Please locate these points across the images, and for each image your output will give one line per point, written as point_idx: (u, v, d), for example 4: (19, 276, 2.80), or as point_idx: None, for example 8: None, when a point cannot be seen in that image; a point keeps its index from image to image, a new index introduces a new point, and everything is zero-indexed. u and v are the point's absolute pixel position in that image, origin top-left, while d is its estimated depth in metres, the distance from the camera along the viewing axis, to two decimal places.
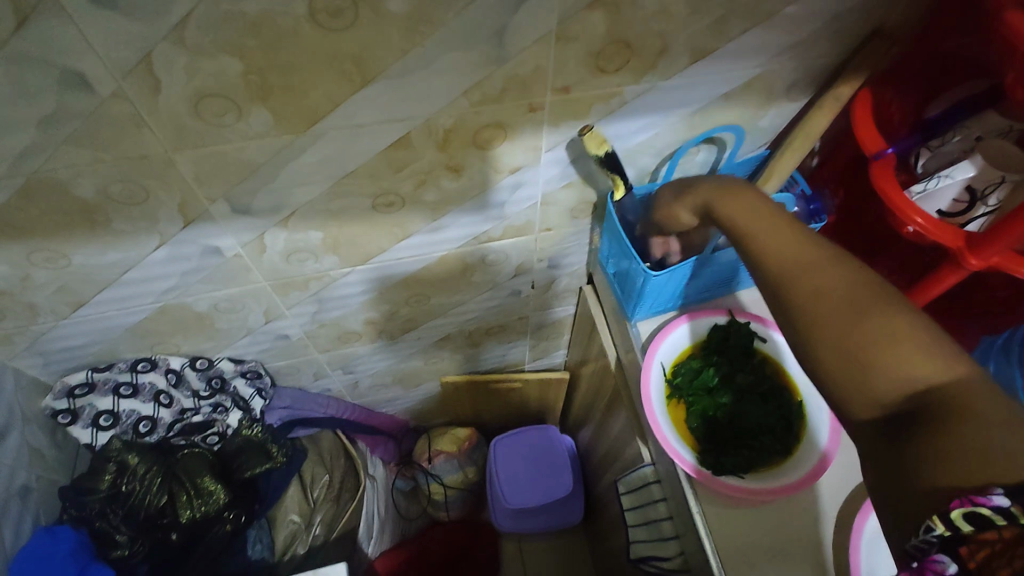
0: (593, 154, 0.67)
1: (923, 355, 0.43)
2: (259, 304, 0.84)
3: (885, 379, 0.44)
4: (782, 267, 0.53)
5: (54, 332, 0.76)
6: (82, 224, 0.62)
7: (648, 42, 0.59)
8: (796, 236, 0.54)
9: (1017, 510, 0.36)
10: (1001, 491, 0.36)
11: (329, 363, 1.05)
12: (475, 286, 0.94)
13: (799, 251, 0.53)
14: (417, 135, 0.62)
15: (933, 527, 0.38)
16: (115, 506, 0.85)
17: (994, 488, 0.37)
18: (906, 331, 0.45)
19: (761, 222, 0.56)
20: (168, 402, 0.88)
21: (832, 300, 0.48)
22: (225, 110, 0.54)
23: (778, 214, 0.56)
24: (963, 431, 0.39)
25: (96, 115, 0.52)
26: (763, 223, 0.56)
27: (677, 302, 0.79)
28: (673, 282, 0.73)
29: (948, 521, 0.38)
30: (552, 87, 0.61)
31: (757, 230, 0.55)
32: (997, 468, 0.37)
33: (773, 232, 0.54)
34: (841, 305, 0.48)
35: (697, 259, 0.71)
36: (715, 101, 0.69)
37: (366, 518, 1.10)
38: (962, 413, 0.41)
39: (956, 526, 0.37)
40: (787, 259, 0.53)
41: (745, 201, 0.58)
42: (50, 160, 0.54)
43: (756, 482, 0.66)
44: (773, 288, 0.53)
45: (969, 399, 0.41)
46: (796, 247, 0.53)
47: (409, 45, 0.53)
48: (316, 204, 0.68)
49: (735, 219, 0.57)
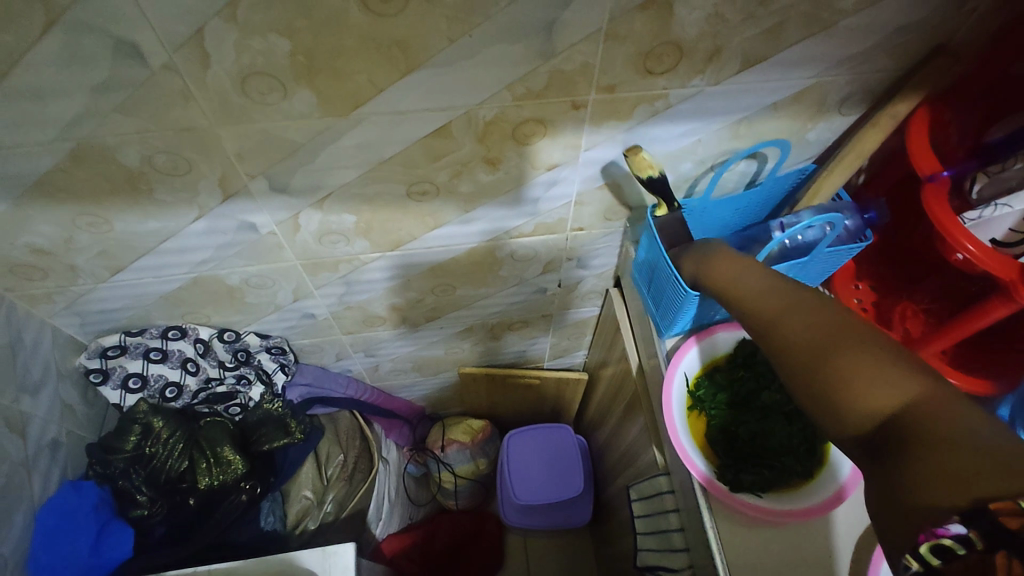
0: (640, 176, 0.66)
1: (885, 389, 0.43)
2: (289, 282, 0.85)
3: (855, 414, 0.44)
4: (758, 320, 0.54)
5: (92, 294, 0.79)
6: (125, 191, 0.64)
7: (698, 46, 0.57)
8: (765, 287, 0.55)
9: (974, 535, 0.34)
10: (959, 519, 0.35)
11: (351, 345, 1.06)
12: (502, 280, 0.94)
13: (767, 301, 0.54)
14: (457, 126, 0.62)
15: (908, 562, 0.37)
16: (138, 467, 0.87)
17: (952, 517, 0.35)
18: (864, 369, 0.44)
19: (736, 273, 0.58)
20: (195, 369, 0.90)
21: (795, 348, 0.49)
22: (270, 88, 0.55)
23: (750, 265, 0.59)
24: (927, 459, 0.38)
25: (146, 86, 0.53)
26: (739, 276, 0.58)
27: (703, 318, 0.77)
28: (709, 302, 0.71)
29: (917, 555, 0.36)
30: (596, 86, 0.60)
31: (733, 287, 0.58)
32: (976, 484, 0.35)
33: (748, 288, 0.57)
34: (805, 350, 0.49)
35: None
36: (762, 110, 0.67)
37: (377, 499, 1.14)
38: (928, 440, 0.39)
39: (925, 559, 0.36)
40: (758, 306, 0.55)
41: (724, 259, 0.61)
42: (99, 126, 0.55)
43: (773, 502, 0.64)
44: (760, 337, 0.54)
45: (935, 420, 0.40)
46: (768, 295, 0.55)
47: (457, 34, 0.52)
48: (351, 187, 0.69)
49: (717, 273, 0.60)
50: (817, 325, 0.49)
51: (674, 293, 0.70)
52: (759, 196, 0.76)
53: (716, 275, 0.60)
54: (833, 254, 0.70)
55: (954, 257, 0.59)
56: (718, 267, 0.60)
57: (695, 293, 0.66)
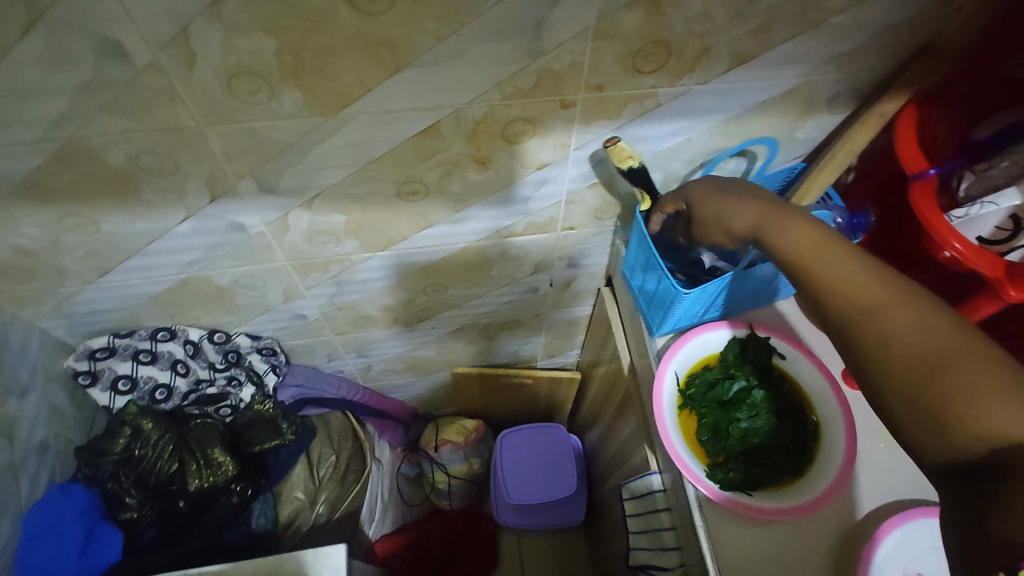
0: (618, 168, 0.65)
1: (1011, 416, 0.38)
2: (279, 282, 0.84)
3: (965, 436, 0.40)
4: (848, 302, 0.49)
5: (80, 295, 0.78)
6: (111, 191, 0.63)
7: (687, 45, 0.57)
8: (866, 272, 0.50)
9: None
10: None
11: (343, 346, 1.06)
12: (493, 280, 0.94)
13: (867, 285, 0.49)
14: (446, 126, 0.62)
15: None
16: (126, 470, 0.86)
17: None
18: (993, 386, 0.40)
19: (821, 251, 0.52)
20: (185, 371, 0.90)
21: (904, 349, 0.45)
22: (257, 88, 0.54)
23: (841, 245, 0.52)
24: None
25: (131, 85, 0.52)
26: (824, 250, 0.52)
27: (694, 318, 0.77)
28: (701, 301, 0.71)
29: None
30: (585, 85, 0.60)
31: (815, 263, 0.52)
32: None
33: (838, 268, 0.51)
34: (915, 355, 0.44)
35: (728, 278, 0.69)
36: (751, 109, 0.67)
37: (369, 501, 1.13)
38: None
39: None
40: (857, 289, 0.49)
41: (804, 232, 0.54)
42: (84, 127, 0.55)
43: (763, 500, 0.65)
44: (843, 325, 0.49)
45: None
46: (868, 281, 0.49)
47: (445, 33, 0.52)
48: (340, 187, 0.68)
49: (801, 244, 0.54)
50: (925, 327, 0.45)
51: (665, 293, 0.70)
52: None
53: (794, 247, 0.54)
54: None
55: (942, 255, 0.59)
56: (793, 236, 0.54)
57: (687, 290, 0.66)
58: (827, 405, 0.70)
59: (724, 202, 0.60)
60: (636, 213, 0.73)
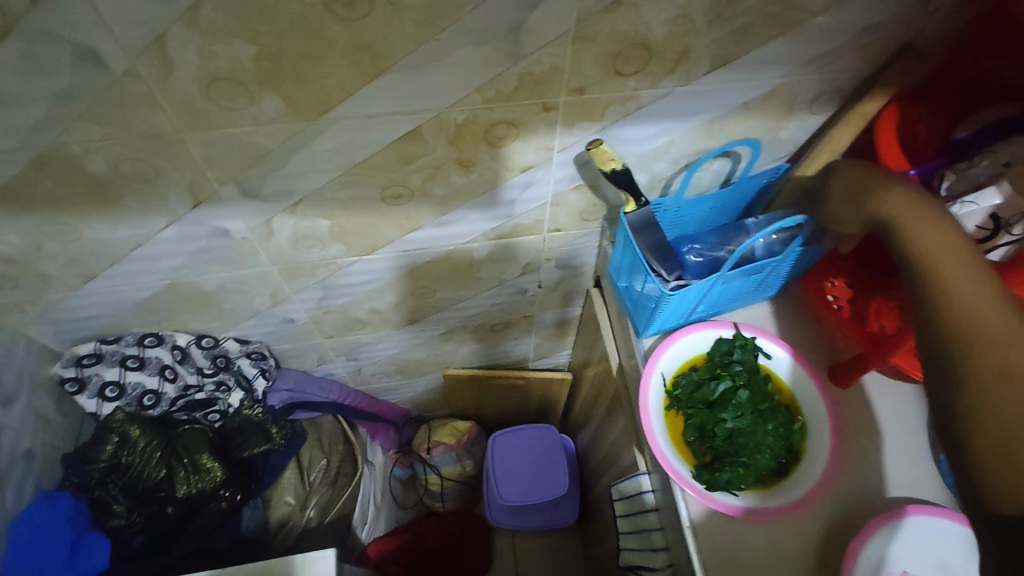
0: (600, 170, 0.65)
1: None
2: (266, 287, 0.84)
3: None
4: (971, 332, 0.49)
5: (65, 302, 0.78)
6: (92, 198, 0.63)
7: (667, 48, 0.57)
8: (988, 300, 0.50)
9: None
10: None
11: (333, 349, 1.05)
12: (481, 282, 0.94)
13: (991, 313, 0.49)
14: (428, 129, 0.62)
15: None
16: (114, 476, 0.85)
17: None
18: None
19: (963, 274, 0.52)
20: (173, 376, 0.89)
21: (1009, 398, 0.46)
22: (236, 94, 0.54)
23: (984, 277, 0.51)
24: None
25: (108, 93, 0.52)
26: (958, 265, 0.52)
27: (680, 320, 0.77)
28: (686, 301, 0.71)
29: None
30: (567, 87, 0.60)
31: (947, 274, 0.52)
32: None
33: (977, 297, 0.50)
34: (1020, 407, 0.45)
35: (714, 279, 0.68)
36: (734, 110, 0.67)
37: (362, 504, 1.13)
38: None
39: None
40: (985, 322, 0.49)
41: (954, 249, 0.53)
42: (62, 134, 0.55)
43: (748, 499, 0.66)
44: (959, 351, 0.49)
45: None
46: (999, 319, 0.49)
47: (424, 37, 0.52)
48: (324, 192, 0.68)
49: (938, 258, 0.53)
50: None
51: (650, 294, 0.71)
52: (735, 196, 0.76)
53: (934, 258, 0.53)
54: (804, 253, 0.71)
55: None
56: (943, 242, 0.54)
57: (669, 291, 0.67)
58: (813, 406, 0.70)
59: (890, 190, 0.59)
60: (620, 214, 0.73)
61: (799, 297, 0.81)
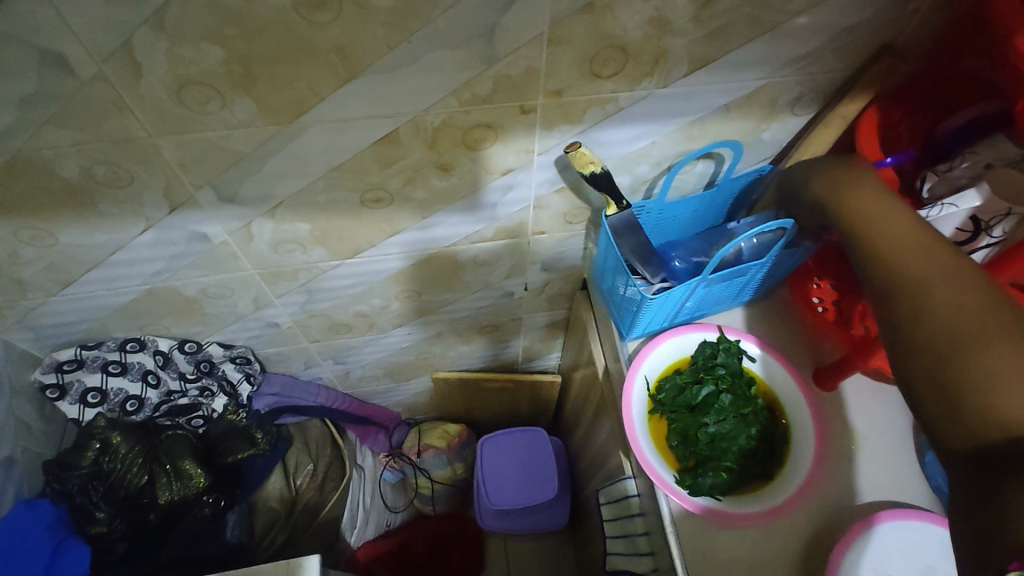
0: (581, 173, 0.64)
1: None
2: (248, 291, 0.83)
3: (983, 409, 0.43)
4: (898, 279, 0.52)
5: (44, 308, 0.77)
6: (66, 204, 0.62)
7: (644, 50, 0.57)
8: (930, 260, 0.51)
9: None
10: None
11: (319, 353, 1.05)
12: (467, 285, 0.93)
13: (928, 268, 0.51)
14: (405, 133, 0.61)
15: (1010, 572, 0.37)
16: (96, 483, 0.85)
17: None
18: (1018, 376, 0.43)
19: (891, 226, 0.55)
20: (156, 382, 0.89)
21: (944, 330, 0.47)
22: (208, 98, 0.54)
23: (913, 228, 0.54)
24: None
25: (77, 98, 0.51)
26: (895, 228, 0.55)
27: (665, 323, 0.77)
28: (669, 305, 0.71)
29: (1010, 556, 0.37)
30: (544, 90, 0.59)
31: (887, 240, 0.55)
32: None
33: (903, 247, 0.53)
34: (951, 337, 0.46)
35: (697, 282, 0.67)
36: (714, 112, 0.67)
37: (350, 508, 1.13)
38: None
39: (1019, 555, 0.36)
40: (914, 268, 0.51)
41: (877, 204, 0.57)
42: (32, 139, 0.54)
43: (733, 506, 0.65)
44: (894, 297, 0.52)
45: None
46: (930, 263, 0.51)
47: (396, 40, 0.52)
48: (302, 196, 0.67)
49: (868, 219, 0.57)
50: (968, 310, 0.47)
51: (632, 299, 0.70)
52: (719, 197, 0.76)
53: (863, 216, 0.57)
54: (788, 256, 0.70)
55: None
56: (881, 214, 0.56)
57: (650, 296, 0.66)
58: (797, 409, 0.70)
59: (824, 167, 0.63)
60: (602, 218, 0.72)
61: (784, 299, 0.81)
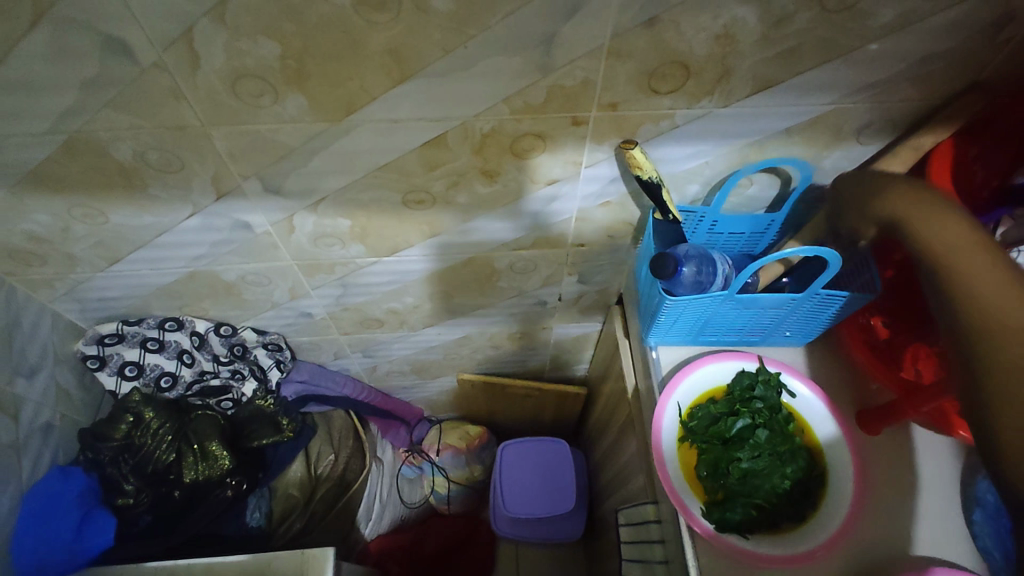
0: (635, 174, 0.62)
1: None
2: (285, 281, 0.84)
3: None
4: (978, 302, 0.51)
5: (91, 283, 0.79)
6: (119, 185, 0.63)
7: (706, 67, 0.55)
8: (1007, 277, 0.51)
9: None
10: None
11: (349, 345, 1.05)
12: (499, 291, 0.92)
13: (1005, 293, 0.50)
14: (453, 137, 0.60)
15: None
16: (127, 455, 0.87)
17: None
18: None
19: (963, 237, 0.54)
20: (190, 361, 0.91)
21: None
22: (261, 91, 0.54)
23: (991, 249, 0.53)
24: None
25: (136, 84, 0.52)
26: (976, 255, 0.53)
27: (690, 335, 0.74)
28: (691, 312, 0.68)
29: None
30: (599, 103, 0.57)
31: (957, 263, 0.53)
32: None
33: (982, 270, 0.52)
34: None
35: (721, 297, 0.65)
36: (775, 134, 0.64)
37: (365, 501, 1.15)
38: None
39: None
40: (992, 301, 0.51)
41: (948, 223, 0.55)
42: (90, 121, 0.55)
43: (759, 545, 0.62)
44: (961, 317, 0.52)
45: None
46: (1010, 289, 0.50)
47: (452, 45, 0.51)
48: (345, 193, 0.67)
49: (947, 245, 0.54)
50: None
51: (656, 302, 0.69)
52: (774, 221, 0.72)
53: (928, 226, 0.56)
54: (829, 297, 0.66)
55: None
56: (938, 225, 0.55)
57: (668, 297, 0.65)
58: (836, 451, 0.66)
59: (889, 190, 0.60)
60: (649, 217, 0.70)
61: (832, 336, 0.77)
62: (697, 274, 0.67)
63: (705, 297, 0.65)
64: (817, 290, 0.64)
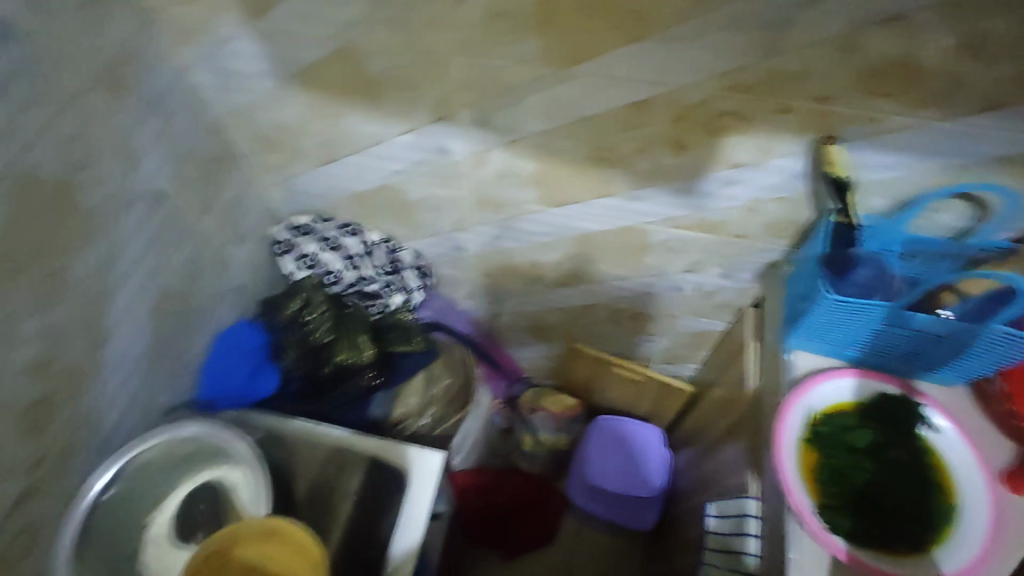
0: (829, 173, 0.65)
1: None
2: (455, 212, 0.94)
3: None
4: None
5: (304, 176, 0.94)
6: (360, 94, 0.75)
7: (935, 76, 0.55)
8: None
9: None
10: None
11: (484, 287, 1.15)
12: (640, 266, 0.96)
13: None
14: (658, 103, 0.65)
15: None
16: (292, 329, 0.99)
17: None
18: None
19: None
20: (356, 265, 1.04)
21: None
22: (508, 31, 0.62)
23: None
24: None
25: (410, 8, 0.62)
26: None
27: (836, 347, 0.73)
28: (847, 320, 0.68)
29: None
30: (810, 94, 0.60)
31: None
32: None
33: None
34: None
35: (885, 308, 0.66)
36: (986, 161, 0.62)
37: (461, 435, 1.23)
38: None
39: None
40: None
41: None
42: (363, 33, 0.66)
43: (866, 557, 0.63)
44: None
45: None
46: None
47: (691, 14, 0.55)
48: (541, 138, 0.74)
49: None
50: None
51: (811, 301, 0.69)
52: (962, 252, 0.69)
53: None
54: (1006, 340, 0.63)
55: None
56: None
57: (829, 295, 0.66)
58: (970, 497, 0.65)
59: None
60: (823, 221, 0.70)
61: None
62: (867, 279, 0.69)
63: (866, 305, 0.66)
64: (997, 325, 0.62)
